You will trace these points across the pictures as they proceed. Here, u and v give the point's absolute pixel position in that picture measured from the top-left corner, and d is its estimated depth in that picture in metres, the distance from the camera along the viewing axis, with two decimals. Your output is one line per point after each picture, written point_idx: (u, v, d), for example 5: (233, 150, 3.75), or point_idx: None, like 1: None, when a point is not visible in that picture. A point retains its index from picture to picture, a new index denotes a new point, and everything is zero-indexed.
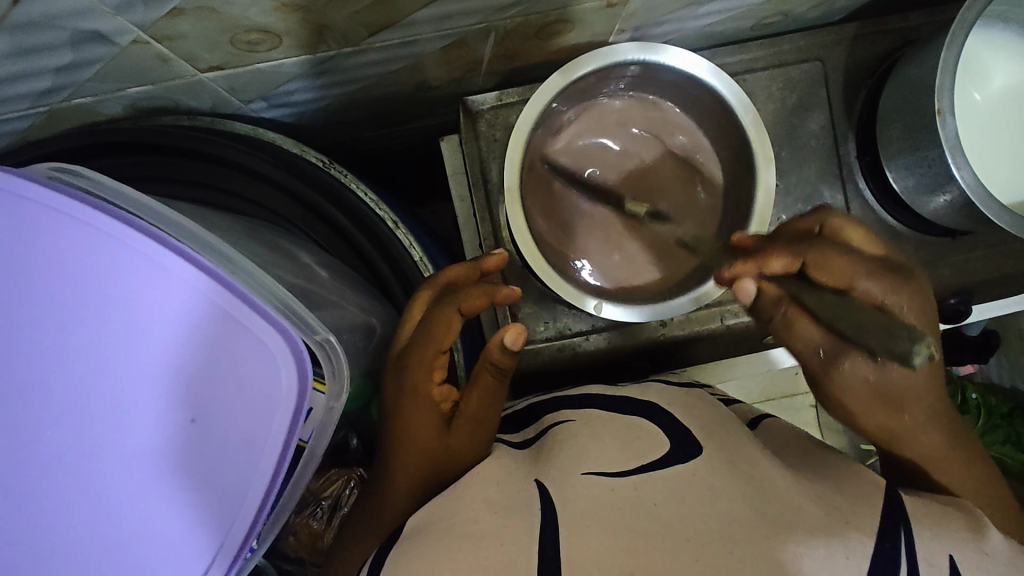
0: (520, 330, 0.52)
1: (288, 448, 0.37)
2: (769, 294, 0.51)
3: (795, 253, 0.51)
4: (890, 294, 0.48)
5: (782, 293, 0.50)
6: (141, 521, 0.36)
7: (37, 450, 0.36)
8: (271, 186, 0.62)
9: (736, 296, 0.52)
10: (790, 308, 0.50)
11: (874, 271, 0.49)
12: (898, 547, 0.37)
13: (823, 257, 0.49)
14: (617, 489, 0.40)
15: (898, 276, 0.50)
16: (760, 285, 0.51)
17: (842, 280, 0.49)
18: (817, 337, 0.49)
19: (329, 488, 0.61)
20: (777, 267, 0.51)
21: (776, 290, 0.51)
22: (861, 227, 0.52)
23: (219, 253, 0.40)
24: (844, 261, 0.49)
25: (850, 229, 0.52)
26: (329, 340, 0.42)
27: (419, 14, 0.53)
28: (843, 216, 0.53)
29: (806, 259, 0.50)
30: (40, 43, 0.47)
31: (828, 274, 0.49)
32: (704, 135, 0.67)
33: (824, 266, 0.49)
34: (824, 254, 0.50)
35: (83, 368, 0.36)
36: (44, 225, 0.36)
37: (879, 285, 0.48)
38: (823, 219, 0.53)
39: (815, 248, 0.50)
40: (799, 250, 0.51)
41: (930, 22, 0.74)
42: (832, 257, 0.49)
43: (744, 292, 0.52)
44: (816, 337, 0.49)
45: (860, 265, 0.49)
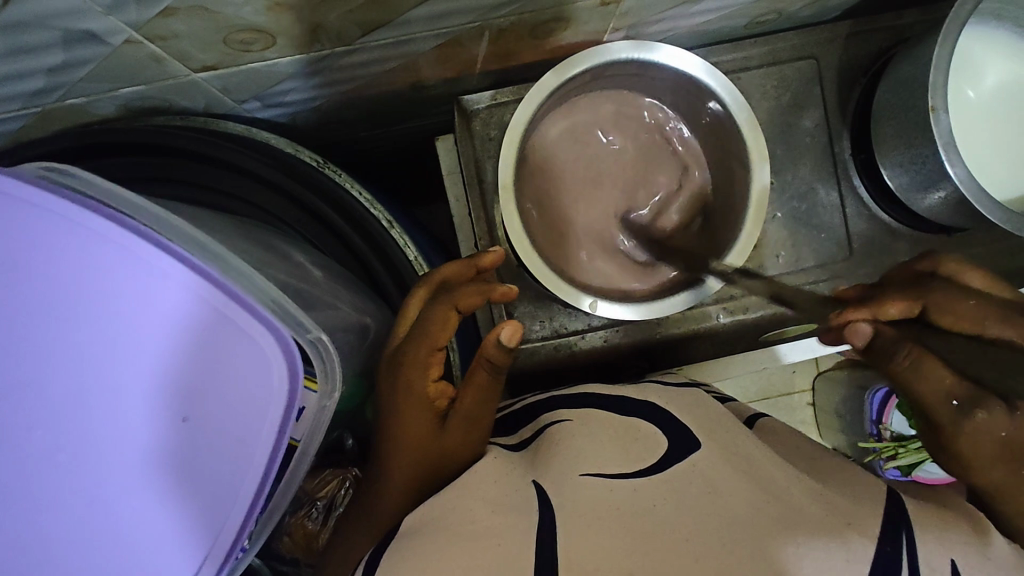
0: (515, 326, 0.52)
1: (280, 443, 0.37)
2: (886, 336, 0.50)
3: (913, 299, 0.53)
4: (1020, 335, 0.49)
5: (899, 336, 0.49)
6: (134, 520, 0.36)
7: (26, 450, 0.36)
8: (265, 185, 0.62)
9: (850, 338, 0.51)
10: (915, 346, 0.47)
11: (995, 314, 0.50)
12: (899, 549, 0.36)
13: (946, 302, 0.52)
14: (613, 491, 0.39)
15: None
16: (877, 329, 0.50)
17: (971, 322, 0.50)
18: (952, 379, 0.45)
19: (325, 488, 0.61)
20: (892, 310, 0.53)
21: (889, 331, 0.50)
22: (982, 271, 0.55)
23: (209, 251, 0.39)
24: (968, 304, 0.51)
25: (967, 272, 0.55)
26: (320, 338, 0.41)
27: (412, 13, 0.53)
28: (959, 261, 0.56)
29: (928, 302, 0.52)
30: (30, 42, 0.47)
31: (952, 319, 0.51)
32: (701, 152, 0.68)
33: (949, 310, 0.51)
34: (946, 299, 0.52)
35: (72, 366, 0.36)
36: (33, 224, 0.36)
37: (1013, 329, 0.49)
38: (935, 264, 0.56)
39: (934, 292, 0.53)
40: (917, 296, 0.53)
41: (924, 20, 0.74)
42: (954, 300, 0.52)
43: (857, 335, 0.51)
44: (947, 378, 0.45)
45: (985, 306, 0.51)
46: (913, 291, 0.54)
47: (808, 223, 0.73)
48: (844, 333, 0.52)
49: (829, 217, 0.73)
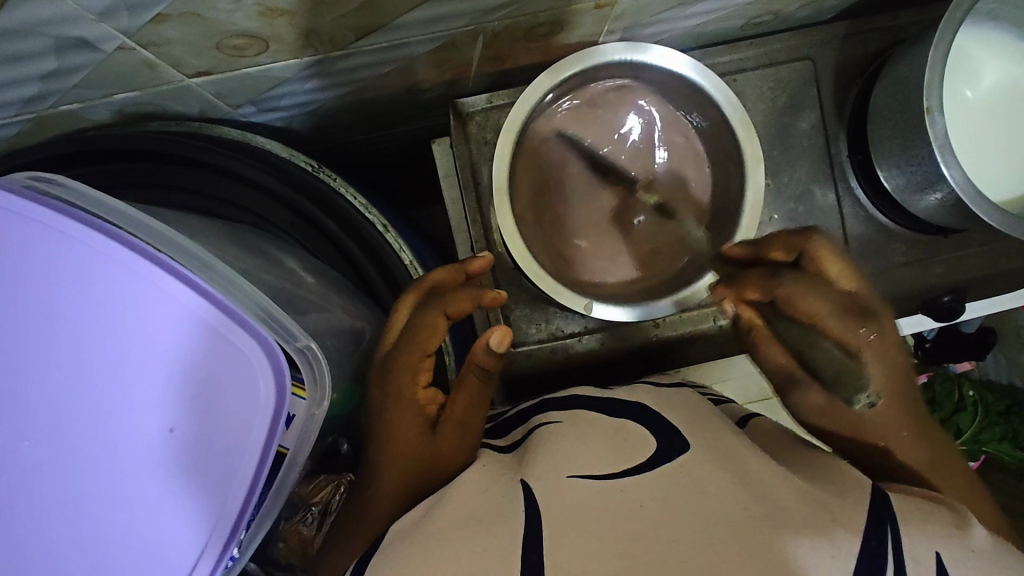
0: (505, 331, 0.52)
1: (268, 451, 0.37)
2: (745, 319, 0.57)
3: (767, 289, 0.52)
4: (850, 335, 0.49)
5: (755, 321, 0.56)
6: (122, 531, 0.36)
7: (14, 461, 0.36)
8: (258, 190, 0.62)
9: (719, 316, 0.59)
10: (761, 334, 0.56)
11: (838, 309, 0.49)
12: (885, 545, 0.36)
13: (793, 295, 0.50)
14: (600, 492, 0.39)
15: (862, 318, 0.49)
16: (741, 309, 0.57)
17: (811, 316, 0.50)
18: (780, 363, 0.56)
19: (319, 493, 0.61)
20: (750, 297, 0.54)
21: (749, 315, 0.57)
22: (843, 258, 0.50)
23: (197, 260, 0.39)
24: (813, 301, 0.49)
25: (829, 261, 0.50)
26: (309, 346, 0.42)
27: (406, 17, 0.53)
28: (826, 244, 0.51)
29: (777, 294, 0.51)
30: (23, 51, 0.47)
31: (800, 312, 0.50)
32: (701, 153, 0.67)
33: (794, 303, 0.50)
34: (794, 291, 0.49)
35: (61, 377, 0.36)
36: (22, 236, 0.36)
37: (839, 325, 0.49)
38: (808, 243, 0.51)
39: (785, 282, 0.50)
40: (769, 287, 0.52)
41: (919, 21, 0.73)
42: (803, 297, 0.49)
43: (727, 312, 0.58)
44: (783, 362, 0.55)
45: (827, 305, 0.49)
46: (768, 280, 0.52)
47: (804, 225, 0.72)
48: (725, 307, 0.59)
49: (825, 218, 0.72)
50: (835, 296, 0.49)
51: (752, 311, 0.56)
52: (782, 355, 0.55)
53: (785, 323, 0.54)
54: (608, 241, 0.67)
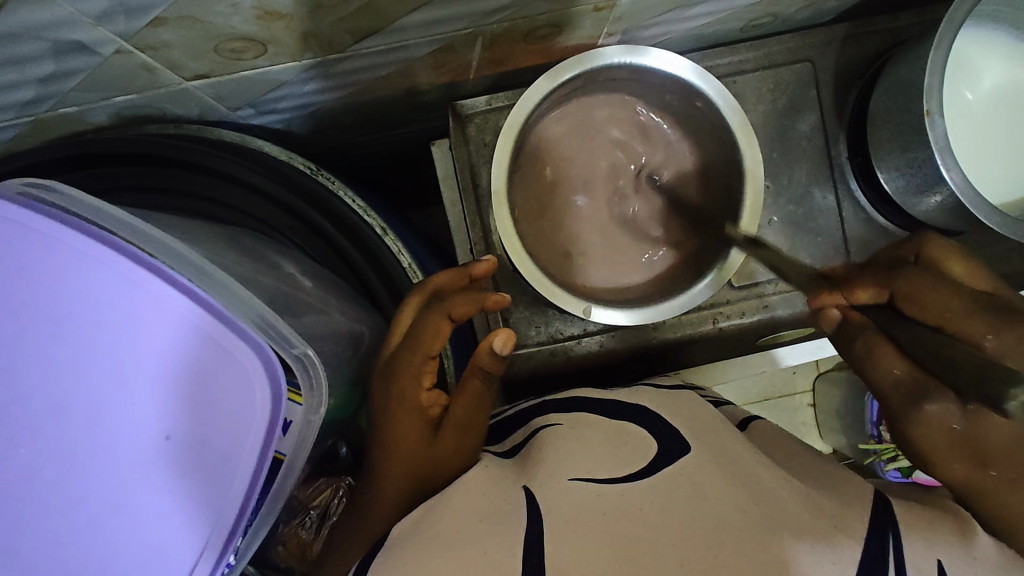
0: (508, 334, 0.52)
1: (265, 456, 0.37)
2: (854, 323, 0.50)
3: (884, 284, 0.51)
4: (988, 334, 0.46)
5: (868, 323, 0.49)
6: (118, 539, 0.36)
7: (10, 468, 0.36)
8: (257, 194, 0.62)
9: (822, 326, 0.52)
10: (879, 340, 0.48)
11: (971, 308, 0.47)
12: (885, 551, 0.36)
13: (915, 287, 0.49)
14: (600, 496, 0.39)
15: (1006, 317, 0.46)
16: (849, 315, 0.51)
17: (938, 313, 0.48)
18: (897, 376, 0.46)
19: (318, 497, 0.61)
20: (864, 296, 0.50)
21: (862, 318, 0.50)
22: (968, 261, 0.53)
23: (193, 267, 0.39)
24: (939, 292, 0.48)
25: (951, 261, 0.53)
26: (306, 353, 0.41)
27: (404, 20, 0.53)
28: (945, 248, 0.53)
29: (899, 289, 0.50)
30: (20, 54, 0.47)
31: (923, 305, 0.49)
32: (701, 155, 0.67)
33: (916, 295, 0.49)
34: (916, 283, 0.49)
35: (56, 385, 0.36)
36: (18, 243, 0.36)
37: (978, 323, 0.47)
38: (922, 249, 0.54)
39: (907, 276, 0.50)
40: (887, 281, 0.51)
41: (920, 22, 0.73)
42: (925, 289, 0.49)
43: (827, 321, 0.52)
44: (901, 373, 0.46)
45: (956, 295, 0.48)
46: (886, 274, 0.51)
47: (804, 227, 0.72)
48: (818, 318, 0.53)
49: (825, 220, 0.72)
50: (964, 293, 0.48)
51: (860, 316, 0.50)
52: (897, 364, 0.46)
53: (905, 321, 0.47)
54: (622, 247, 0.67)
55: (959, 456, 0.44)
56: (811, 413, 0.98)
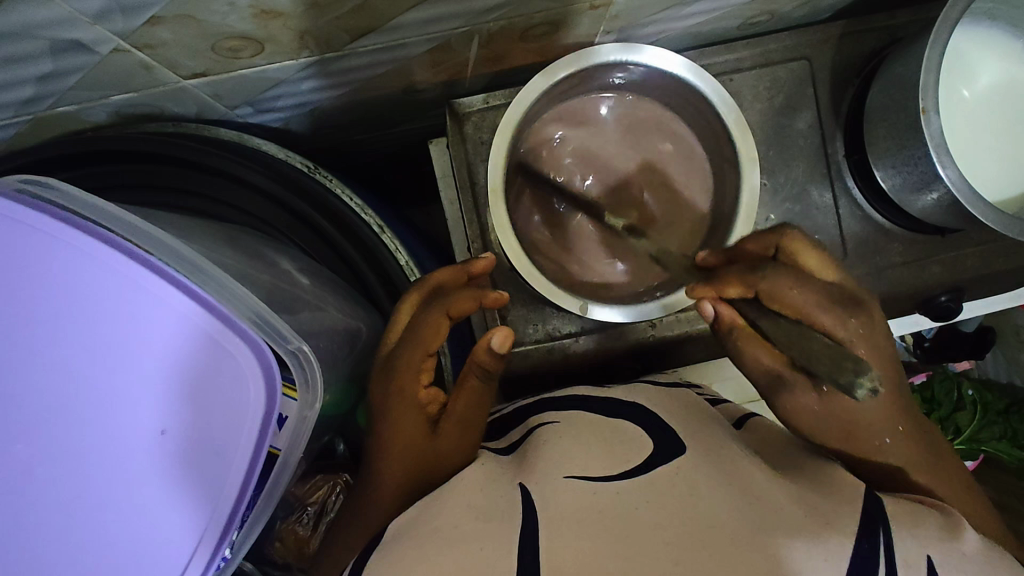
0: (507, 333, 0.53)
1: (259, 452, 0.38)
2: (724, 318, 0.53)
3: (750, 282, 0.51)
4: (838, 325, 0.48)
5: (737, 320, 0.52)
6: (115, 532, 0.36)
7: (9, 461, 0.36)
8: (255, 191, 0.62)
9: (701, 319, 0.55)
10: (743, 333, 0.52)
11: (824, 301, 0.48)
12: (876, 548, 0.37)
13: (779, 290, 0.49)
14: (595, 494, 0.39)
15: (851, 308, 0.49)
16: (720, 311, 0.53)
17: (796, 313, 0.48)
18: (763, 366, 0.50)
19: (315, 493, 0.61)
20: (733, 292, 0.52)
21: (731, 315, 0.52)
22: (820, 252, 0.52)
23: (188, 263, 0.39)
24: (796, 290, 0.48)
25: (805, 253, 0.51)
26: (301, 349, 0.42)
27: (402, 18, 0.53)
28: (800, 239, 0.52)
29: (760, 289, 0.50)
30: (18, 52, 0.47)
31: (783, 305, 0.49)
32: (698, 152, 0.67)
33: (778, 297, 0.49)
34: (778, 285, 0.49)
35: (55, 381, 0.36)
36: (16, 240, 0.36)
37: (828, 315, 0.48)
38: (782, 239, 0.52)
39: (767, 275, 0.50)
40: (751, 280, 0.51)
41: (917, 20, 0.73)
42: (785, 288, 0.49)
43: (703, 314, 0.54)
44: (767, 365, 0.50)
45: (814, 295, 0.48)
46: (750, 273, 0.51)
47: (801, 224, 0.72)
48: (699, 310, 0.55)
49: (821, 218, 0.72)
50: (817, 288, 0.49)
51: (733, 312, 0.52)
52: (763, 355, 0.51)
53: (772, 319, 0.49)
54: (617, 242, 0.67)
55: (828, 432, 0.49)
56: None
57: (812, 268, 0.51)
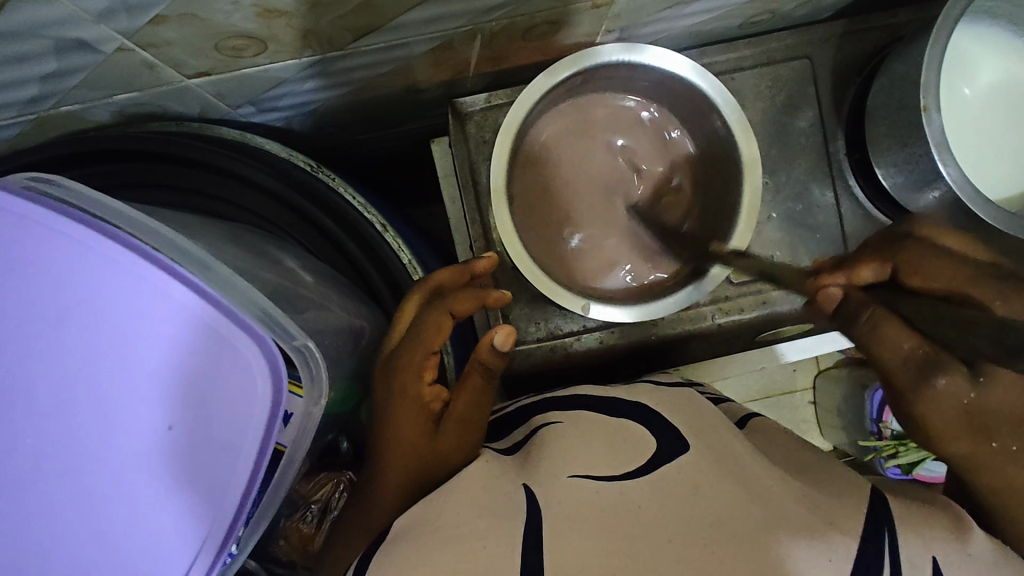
0: (509, 330, 0.53)
1: (266, 447, 0.38)
2: (858, 299, 0.45)
3: (886, 260, 0.48)
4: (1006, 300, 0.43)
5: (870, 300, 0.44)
6: (123, 528, 0.37)
7: (16, 458, 0.36)
8: (257, 190, 0.62)
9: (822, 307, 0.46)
10: (879, 313, 0.42)
11: (977, 274, 0.45)
12: (879, 547, 0.37)
13: (919, 262, 0.46)
14: (599, 493, 0.39)
15: (1009, 281, 0.44)
16: (850, 293, 0.46)
17: (940, 287, 0.45)
18: (909, 352, 0.41)
19: (319, 491, 0.62)
20: (867, 275, 0.48)
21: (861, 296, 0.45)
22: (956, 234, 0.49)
23: (195, 260, 0.39)
24: (945, 265, 0.45)
25: (942, 235, 0.49)
26: (307, 345, 0.42)
27: (404, 17, 0.53)
28: (934, 225, 0.50)
29: (901, 263, 0.47)
30: (23, 52, 0.47)
31: (925, 280, 0.46)
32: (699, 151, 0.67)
33: (921, 271, 0.46)
34: (919, 258, 0.47)
35: (61, 377, 0.36)
36: (23, 237, 0.36)
37: (984, 290, 0.44)
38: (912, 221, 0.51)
39: (908, 249, 0.48)
40: (891, 257, 0.48)
41: (918, 18, 0.73)
42: (932, 261, 0.46)
43: (829, 301, 0.46)
44: (919, 347, 0.41)
45: (960, 266, 0.45)
46: (887, 248, 0.49)
47: (803, 223, 0.72)
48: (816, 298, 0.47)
49: (823, 217, 0.72)
50: (966, 264, 0.45)
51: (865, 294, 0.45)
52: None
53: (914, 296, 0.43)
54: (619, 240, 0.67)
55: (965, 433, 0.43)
56: (812, 411, 0.98)
57: (953, 246, 0.48)
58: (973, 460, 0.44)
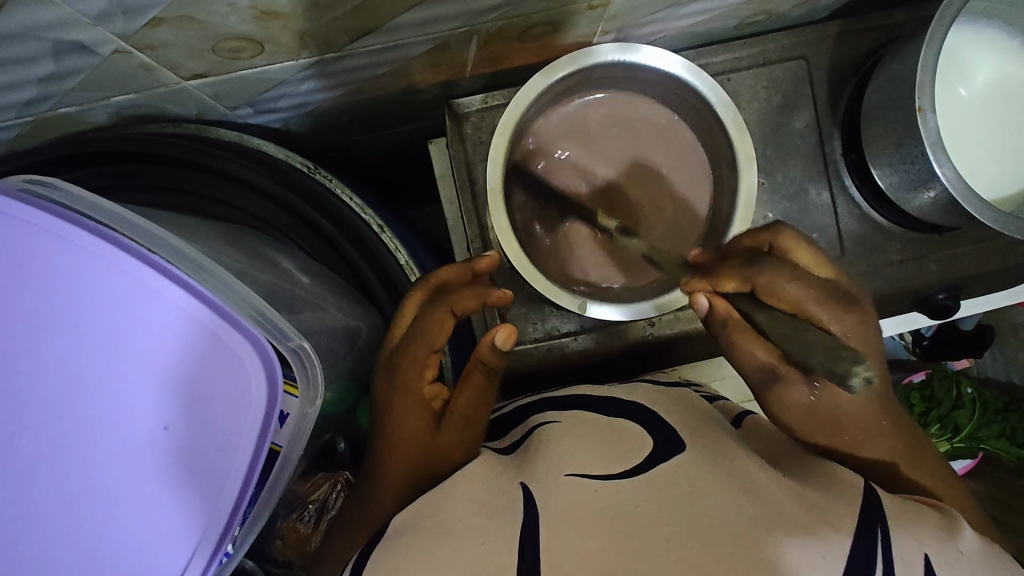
0: (511, 329, 0.52)
1: (261, 447, 0.38)
2: (720, 311, 0.51)
3: (746, 277, 0.50)
4: (833, 321, 0.48)
5: (732, 313, 0.50)
6: (119, 528, 0.37)
7: (13, 458, 0.37)
8: (255, 191, 0.62)
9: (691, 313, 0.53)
10: (736, 326, 0.50)
11: (822, 293, 0.48)
12: (872, 545, 0.37)
13: (775, 283, 0.49)
14: (596, 491, 0.39)
15: (845, 302, 0.49)
16: (714, 303, 0.52)
17: (790, 303, 0.48)
18: (760, 361, 0.49)
19: (316, 491, 0.62)
20: (729, 288, 0.51)
21: (725, 309, 0.51)
22: (814, 248, 0.53)
23: (190, 261, 0.40)
24: (793, 286, 0.48)
25: (799, 251, 0.52)
26: (302, 346, 0.42)
27: (401, 18, 0.53)
28: (795, 238, 0.53)
29: (756, 284, 0.50)
30: (21, 54, 0.47)
31: (777, 298, 0.49)
32: (696, 151, 0.67)
33: (775, 292, 0.49)
34: (775, 279, 0.49)
35: (58, 378, 0.37)
36: (19, 239, 0.37)
37: (826, 311, 0.48)
38: (775, 237, 0.54)
39: (767, 270, 0.49)
40: (750, 274, 0.50)
41: (914, 19, 0.74)
42: (784, 283, 0.48)
43: (697, 309, 0.53)
44: (764, 359, 0.49)
45: (807, 290, 0.48)
46: (749, 267, 0.50)
47: (798, 223, 0.73)
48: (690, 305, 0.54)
49: (819, 217, 0.73)
50: (814, 282, 0.49)
51: (727, 306, 0.51)
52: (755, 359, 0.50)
53: (766, 312, 0.48)
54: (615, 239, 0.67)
55: (816, 428, 0.49)
56: None
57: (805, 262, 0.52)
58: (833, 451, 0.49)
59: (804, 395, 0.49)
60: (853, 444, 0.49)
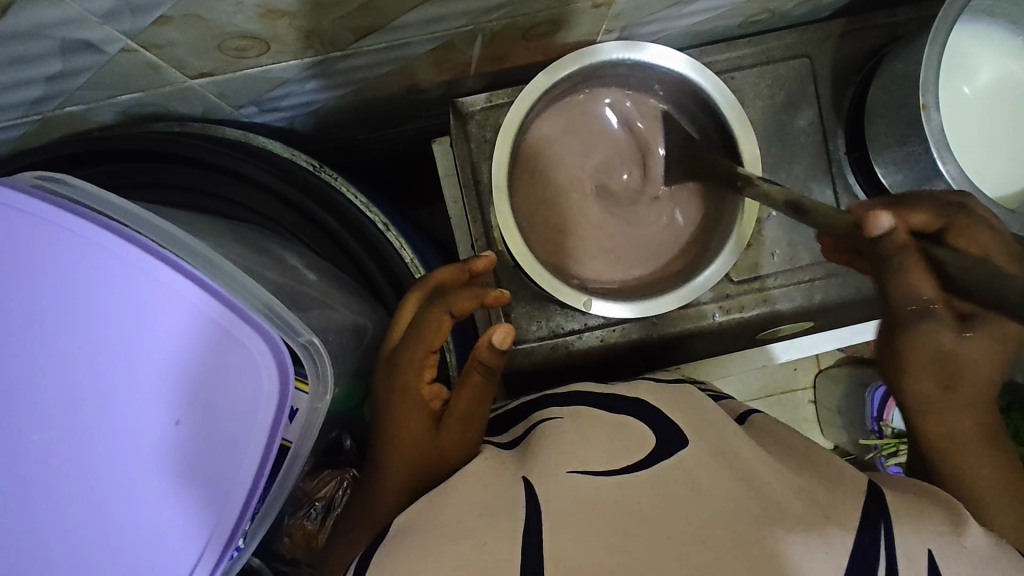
0: (508, 329, 0.53)
1: (271, 443, 0.38)
2: (898, 238, 0.46)
3: (939, 216, 0.51)
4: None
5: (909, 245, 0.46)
6: (131, 523, 0.37)
7: (25, 454, 0.37)
8: (261, 190, 0.62)
9: (864, 229, 0.45)
10: (910, 257, 0.46)
11: (1000, 248, 0.49)
12: (877, 542, 0.37)
13: (961, 225, 0.50)
14: (599, 488, 0.39)
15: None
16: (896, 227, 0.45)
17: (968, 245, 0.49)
18: (927, 295, 0.46)
19: (323, 488, 0.62)
20: (914, 219, 0.51)
21: (904, 238, 0.46)
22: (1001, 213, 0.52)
23: (201, 257, 0.40)
24: (974, 229, 0.50)
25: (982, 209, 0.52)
26: (312, 341, 0.42)
27: (406, 17, 0.53)
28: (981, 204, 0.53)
29: (948, 223, 0.50)
30: (29, 53, 0.48)
31: (966, 242, 0.50)
32: None
33: (960, 232, 0.50)
34: (959, 221, 0.50)
35: (69, 373, 0.37)
36: (30, 235, 0.37)
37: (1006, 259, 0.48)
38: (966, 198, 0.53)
39: (951, 212, 0.51)
40: (943, 215, 0.51)
41: (917, 18, 0.74)
42: (971, 227, 0.50)
43: (875, 226, 0.45)
44: (927, 293, 0.46)
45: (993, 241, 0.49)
46: (944, 209, 0.51)
47: None
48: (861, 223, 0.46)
49: None
50: (998, 238, 0.50)
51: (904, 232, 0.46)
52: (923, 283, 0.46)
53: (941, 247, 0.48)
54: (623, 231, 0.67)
55: (930, 374, 0.50)
56: (813, 410, 0.98)
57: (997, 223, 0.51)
58: (925, 403, 0.51)
59: (942, 339, 0.48)
60: (955, 407, 0.50)
